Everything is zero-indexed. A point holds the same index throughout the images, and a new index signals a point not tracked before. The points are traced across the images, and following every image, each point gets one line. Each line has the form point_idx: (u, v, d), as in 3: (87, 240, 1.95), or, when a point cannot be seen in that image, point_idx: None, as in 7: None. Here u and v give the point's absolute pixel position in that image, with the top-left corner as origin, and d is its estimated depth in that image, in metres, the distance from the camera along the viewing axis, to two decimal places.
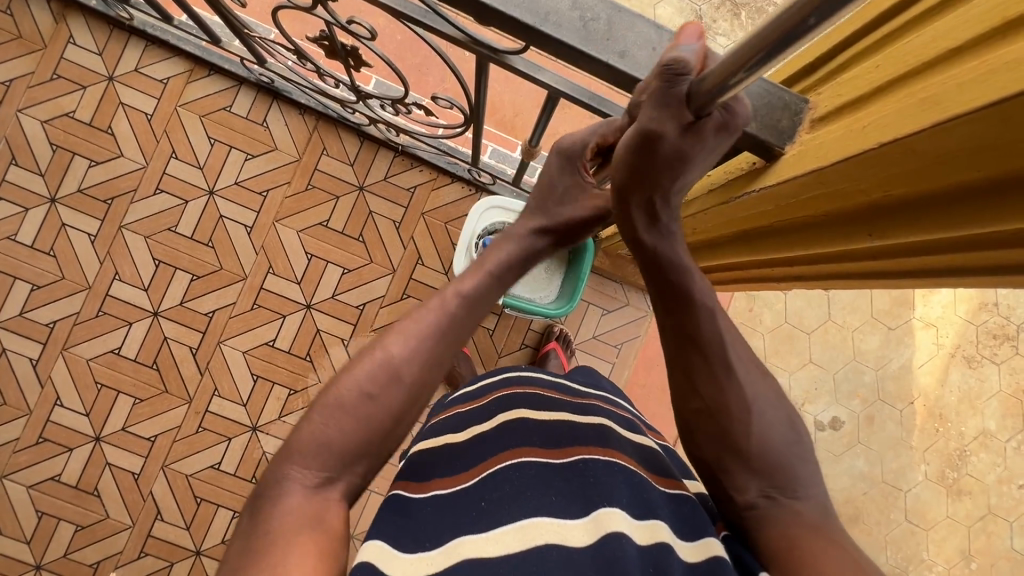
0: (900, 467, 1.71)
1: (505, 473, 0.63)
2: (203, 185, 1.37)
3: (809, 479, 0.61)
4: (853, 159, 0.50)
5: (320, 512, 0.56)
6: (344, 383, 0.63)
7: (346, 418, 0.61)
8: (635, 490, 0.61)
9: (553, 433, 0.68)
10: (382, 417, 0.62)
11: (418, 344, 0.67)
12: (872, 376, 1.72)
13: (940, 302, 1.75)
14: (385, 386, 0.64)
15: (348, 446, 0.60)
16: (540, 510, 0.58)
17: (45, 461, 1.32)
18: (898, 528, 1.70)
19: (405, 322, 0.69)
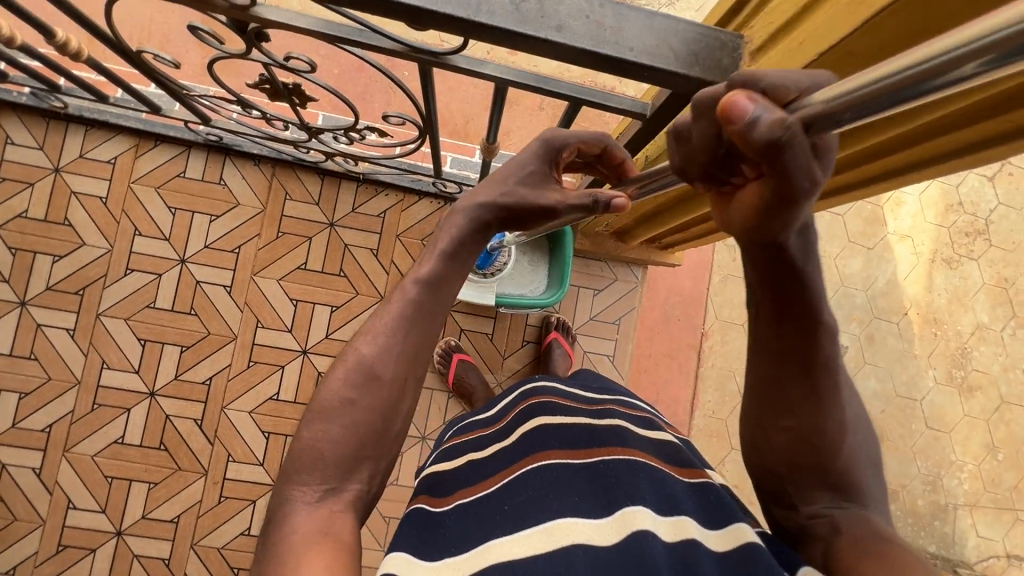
0: (910, 377, 1.75)
1: (527, 478, 0.64)
2: (174, 255, 1.36)
3: None
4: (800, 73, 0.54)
5: (333, 524, 0.53)
6: (326, 390, 0.58)
7: (336, 428, 0.56)
8: (655, 486, 0.62)
9: (574, 434, 0.69)
10: (372, 409, 0.58)
11: (393, 333, 0.60)
12: (863, 297, 1.76)
13: (909, 213, 1.81)
14: (365, 389, 0.58)
15: (345, 452, 0.56)
16: (565, 509, 0.59)
17: (70, 568, 1.27)
18: (922, 436, 1.74)
19: (382, 309, 0.62)
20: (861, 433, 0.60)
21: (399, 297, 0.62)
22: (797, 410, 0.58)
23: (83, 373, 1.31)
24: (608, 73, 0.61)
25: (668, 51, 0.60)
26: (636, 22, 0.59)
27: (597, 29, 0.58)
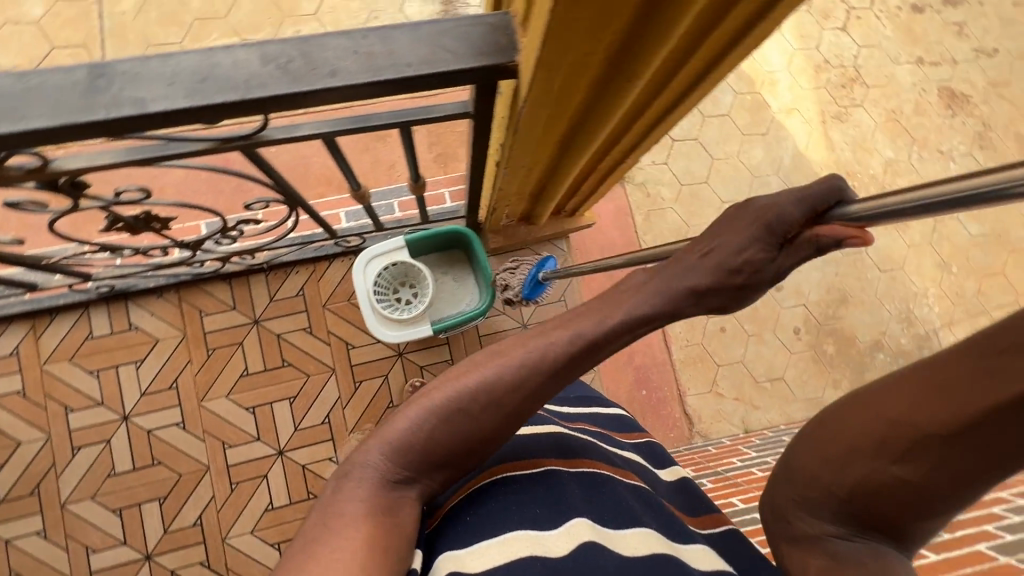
0: None
1: (495, 489, 0.68)
2: (115, 415, 1.32)
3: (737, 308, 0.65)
4: (550, 40, 0.54)
5: (394, 505, 0.62)
6: (446, 391, 0.65)
7: (436, 428, 0.64)
8: (614, 500, 0.71)
9: (552, 448, 0.74)
10: (465, 437, 0.64)
11: (517, 374, 0.65)
12: (777, 179, 1.82)
13: (786, 88, 1.88)
14: (483, 410, 0.64)
15: (436, 454, 0.64)
16: (523, 521, 0.65)
17: None
18: (880, 282, 1.81)
19: (579, 317, 0.68)
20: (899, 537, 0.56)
21: (562, 334, 0.67)
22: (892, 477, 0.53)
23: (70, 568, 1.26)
24: (403, 93, 0.62)
25: (445, 53, 0.60)
26: (403, 39, 0.59)
27: (370, 60, 0.58)
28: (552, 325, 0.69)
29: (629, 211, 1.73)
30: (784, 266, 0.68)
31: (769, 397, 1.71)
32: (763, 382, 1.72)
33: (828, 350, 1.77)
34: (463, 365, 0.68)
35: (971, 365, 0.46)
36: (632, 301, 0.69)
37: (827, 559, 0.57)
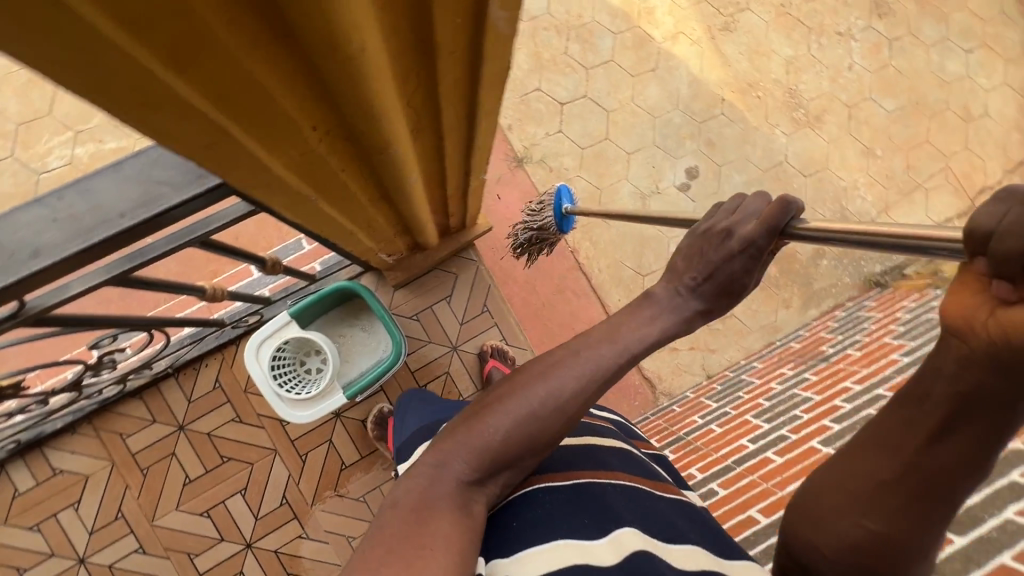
0: (765, 148, 1.76)
1: (533, 494, 0.57)
2: (70, 561, 1.28)
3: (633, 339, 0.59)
4: (246, 172, 0.45)
5: (460, 504, 0.51)
6: (519, 391, 0.55)
7: (508, 426, 0.53)
8: (659, 516, 0.61)
9: (590, 455, 0.65)
10: (534, 443, 0.54)
11: (577, 387, 0.55)
12: (679, 113, 1.73)
13: (665, 13, 1.76)
14: (550, 412, 0.54)
15: (508, 451, 0.53)
16: (571, 529, 0.54)
17: None
18: (806, 188, 1.76)
19: (561, 360, 0.56)
20: None
21: (609, 346, 0.57)
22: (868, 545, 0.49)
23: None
24: (136, 243, 0.53)
25: (164, 185, 0.53)
26: (109, 185, 0.51)
27: (76, 223, 0.50)
28: (555, 357, 0.57)
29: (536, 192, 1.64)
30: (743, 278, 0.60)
31: (724, 337, 1.69)
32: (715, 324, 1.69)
33: (772, 272, 1.73)
34: (543, 356, 0.58)
35: (916, 383, 0.46)
36: (607, 344, 0.57)
37: None
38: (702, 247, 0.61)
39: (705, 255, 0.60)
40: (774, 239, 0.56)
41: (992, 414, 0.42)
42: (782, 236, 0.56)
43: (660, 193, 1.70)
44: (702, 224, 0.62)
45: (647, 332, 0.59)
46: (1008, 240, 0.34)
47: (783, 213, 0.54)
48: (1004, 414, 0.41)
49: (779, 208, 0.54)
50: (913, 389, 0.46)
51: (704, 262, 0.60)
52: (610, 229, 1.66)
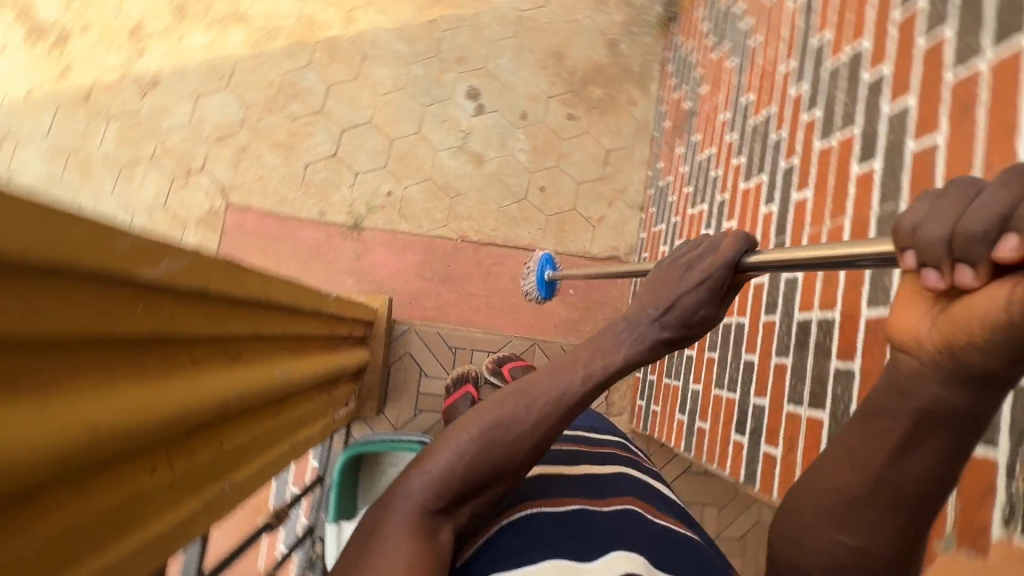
0: (497, 23, 1.77)
1: (523, 519, 0.57)
2: None
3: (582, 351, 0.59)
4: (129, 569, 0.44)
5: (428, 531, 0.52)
6: (484, 414, 0.56)
7: (475, 451, 0.55)
8: (647, 534, 0.60)
9: (588, 484, 0.65)
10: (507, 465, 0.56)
11: (535, 417, 0.56)
12: (417, 67, 1.73)
13: (327, 15, 1.74)
14: (513, 438, 0.55)
15: (477, 470, 0.55)
16: (561, 552, 0.53)
17: None
18: (553, 15, 1.79)
19: (534, 381, 0.58)
20: None
21: (571, 373, 0.58)
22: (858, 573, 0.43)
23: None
24: None
25: None
26: None
27: None
28: (534, 380, 0.58)
29: (392, 231, 1.62)
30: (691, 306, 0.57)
31: (622, 172, 1.72)
32: (606, 169, 1.72)
33: (600, 93, 1.75)
34: (512, 385, 0.59)
35: (888, 382, 0.40)
36: (569, 368, 0.58)
37: None
38: (664, 283, 0.58)
39: (665, 287, 0.58)
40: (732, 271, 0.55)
41: (956, 426, 0.37)
42: (738, 270, 0.55)
43: (470, 132, 1.69)
44: (665, 262, 0.60)
45: (609, 365, 0.58)
46: (940, 225, 0.33)
47: (738, 244, 0.55)
48: (982, 424, 0.37)
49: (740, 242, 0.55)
50: (888, 390, 0.40)
51: (665, 298, 0.57)
52: (468, 194, 1.66)
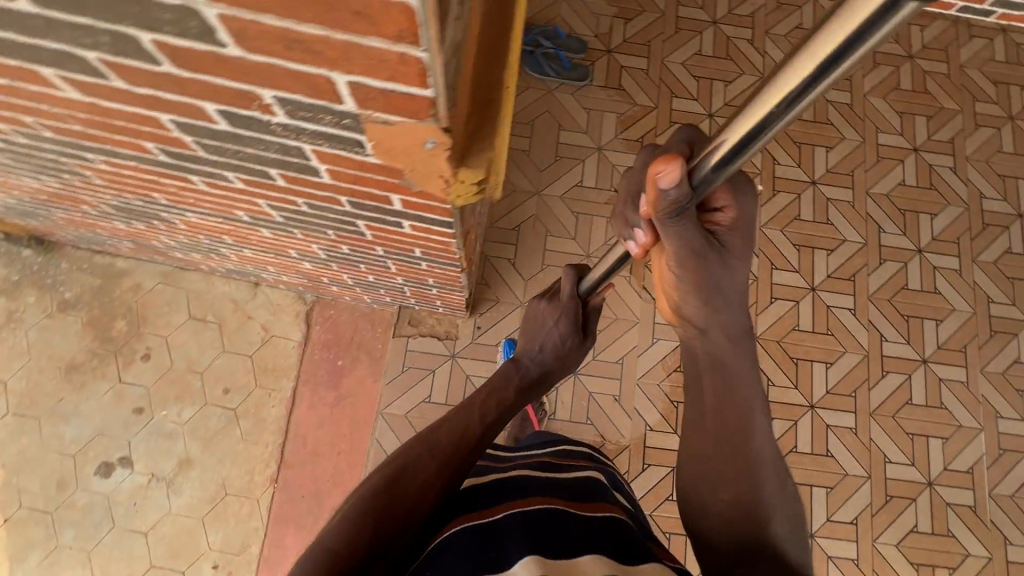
0: (19, 439, 1.54)
1: (455, 535, 0.70)
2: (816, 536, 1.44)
3: (446, 426, 0.92)
4: None
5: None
6: (384, 470, 0.82)
7: (372, 499, 0.77)
8: (561, 522, 0.71)
9: (531, 488, 0.79)
10: (405, 515, 0.76)
11: (428, 461, 0.84)
12: (63, 535, 1.49)
13: None
14: (403, 478, 0.80)
15: (375, 512, 0.75)
16: (478, 560, 0.64)
17: (842, 264, 1.63)
18: (18, 373, 1.58)
19: (424, 439, 0.89)
20: (777, 489, 0.75)
21: (452, 422, 0.94)
22: (728, 451, 0.76)
23: (869, 408, 1.52)
24: None
25: None
26: None
27: None
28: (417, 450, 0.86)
29: (258, 560, 1.48)
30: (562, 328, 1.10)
31: (216, 304, 1.64)
32: (213, 320, 1.63)
33: (121, 323, 1.61)
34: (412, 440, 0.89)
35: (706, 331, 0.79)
36: (444, 429, 0.92)
37: (728, 498, 0.74)
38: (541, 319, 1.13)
39: (535, 328, 1.14)
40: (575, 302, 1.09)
41: (724, 353, 0.79)
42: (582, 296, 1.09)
43: (152, 471, 1.53)
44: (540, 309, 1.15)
45: (493, 404, 1.00)
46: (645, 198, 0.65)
47: (573, 282, 1.10)
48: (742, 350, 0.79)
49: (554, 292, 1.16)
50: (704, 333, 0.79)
51: (539, 335, 1.12)
52: (225, 473, 1.53)
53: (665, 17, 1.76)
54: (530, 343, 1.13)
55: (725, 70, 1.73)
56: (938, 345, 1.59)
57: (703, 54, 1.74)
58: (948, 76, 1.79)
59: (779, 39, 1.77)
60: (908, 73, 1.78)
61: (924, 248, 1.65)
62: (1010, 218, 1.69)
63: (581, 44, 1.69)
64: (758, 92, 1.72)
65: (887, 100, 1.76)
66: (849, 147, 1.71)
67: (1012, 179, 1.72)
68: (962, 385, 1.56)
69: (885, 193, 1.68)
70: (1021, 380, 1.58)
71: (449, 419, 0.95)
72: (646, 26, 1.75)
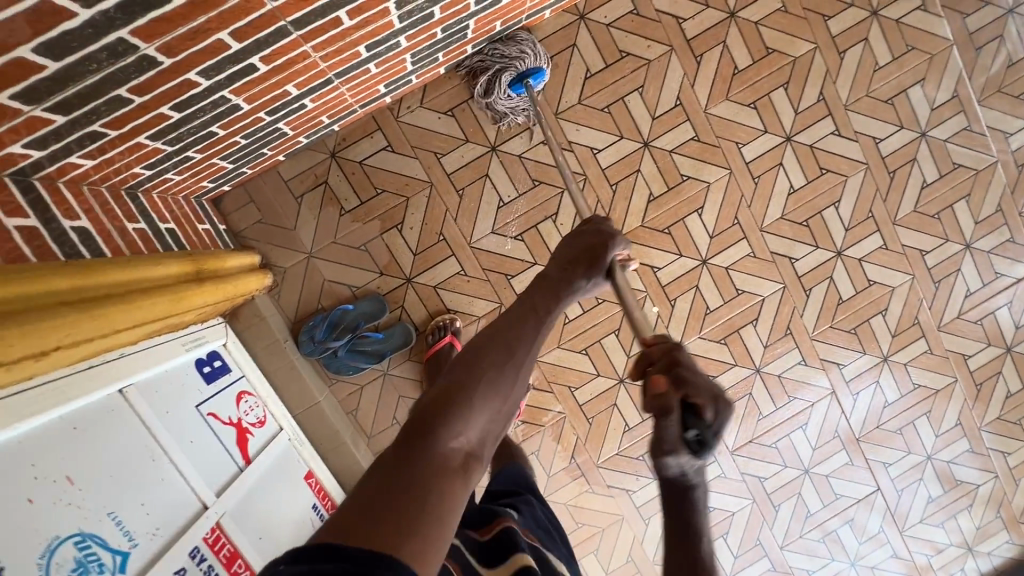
0: None
1: None
2: (860, 560, 1.58)
3: (556, 306, 0.65)
4: None
5: (439, 454, 0.45)
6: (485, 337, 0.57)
7: (462, 382, 0.51)
8: None
9: None
10: (504, 410, 0.53)
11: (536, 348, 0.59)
12: None
13: None
14: (511, 370, 0.55)
15: (465, 394, 0.50)
16: None
17: (773, 323, 1.45)
18: None
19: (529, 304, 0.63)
20: None
21: (554, 299, 0.66)
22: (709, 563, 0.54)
23: (853, 435, 1.53)
24: None
25: None
26: None
27: None
28: (537, 307, 0.63)
29: None
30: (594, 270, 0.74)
31: None
32: None
33: None
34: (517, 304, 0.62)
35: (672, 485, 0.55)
36: (552, 303, 0.64)
37: None
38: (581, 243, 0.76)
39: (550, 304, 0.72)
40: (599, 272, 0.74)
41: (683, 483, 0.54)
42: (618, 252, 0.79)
43: None
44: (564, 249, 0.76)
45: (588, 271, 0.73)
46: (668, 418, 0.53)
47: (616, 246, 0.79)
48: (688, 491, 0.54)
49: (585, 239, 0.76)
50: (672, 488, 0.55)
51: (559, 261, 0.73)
52: None
53: (435, 186, 1.30)
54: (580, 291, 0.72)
55: (543, 203, 1.33)
56: (892, 335, 1.50)
57: (506, 201, 1.32)
58: (784, 7, 1.34)
59: (575, 111, 1.32)
60: (738, 41, 1.34)
61: (842, 246, 1.44)
62: (914, 145, 1.42)
63: (370, 306, 1.29)
64: (592, 200, 1.35)
65: (732, 97, 1.36)
66: (719, 190, 1.38)
67: (901, 93, 1.40)
68: (927, 354, 1.52)
69: (779, 216, 1.41)
70: (975, 310, 1.51)
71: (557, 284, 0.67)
72: (423, 214, 1.31)
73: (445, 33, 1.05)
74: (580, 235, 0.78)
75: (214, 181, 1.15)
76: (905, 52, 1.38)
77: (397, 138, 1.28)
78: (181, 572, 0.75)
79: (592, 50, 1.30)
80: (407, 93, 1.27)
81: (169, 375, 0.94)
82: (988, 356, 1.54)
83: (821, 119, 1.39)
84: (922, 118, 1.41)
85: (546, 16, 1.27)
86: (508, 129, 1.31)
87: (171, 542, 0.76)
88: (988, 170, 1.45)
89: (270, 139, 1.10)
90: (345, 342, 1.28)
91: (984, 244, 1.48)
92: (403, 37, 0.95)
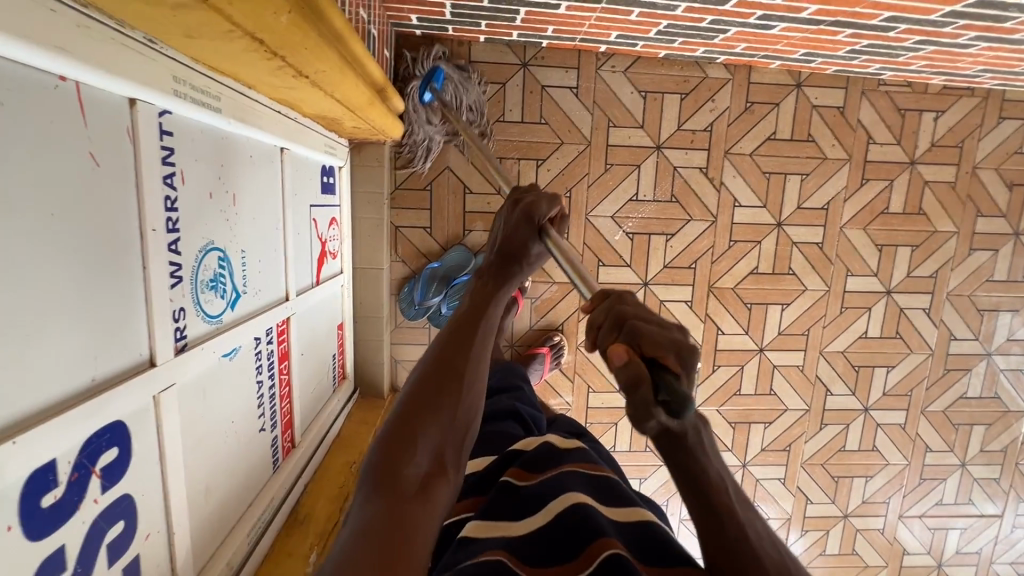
0: None
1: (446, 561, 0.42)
2: None
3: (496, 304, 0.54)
4: None
5: (394, 490, 0.40)
6: (425, 362, 0.49)
7: (403, 418, 0.44)
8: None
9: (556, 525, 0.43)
10: (459, 418, 0.46)
11: (484, 353, 0.50)
12: None
13: None
14: (456, 384, 0.47)
15: (406, 433, 0.43)
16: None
17: (781, 435, 1.52)
18: None
19: (469, 318, 0.52)
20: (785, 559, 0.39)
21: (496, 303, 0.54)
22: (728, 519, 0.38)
23: None
24: None
25: None
26: None
27: None
28: (479, 305, 0.53)
29: None
30: (533, 253, 0.58)
31: None
32: None
33: None
34: (461, 318, 0.52)
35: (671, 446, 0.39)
36: (495, 307, 0.53)
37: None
38: (502, 235, 0.58)
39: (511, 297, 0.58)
40: (541, 243, 0.58)
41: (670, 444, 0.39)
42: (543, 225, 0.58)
43: None
44: (496, 234, 0.60)
45: (527, 268, 0.58)
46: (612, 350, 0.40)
47: (533, 218, 0.58)
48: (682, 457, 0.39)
49: (518, 215, 0.59)
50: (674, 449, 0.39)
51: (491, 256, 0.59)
52: None
53: (590, 148, 1.31)
54: (522, 275, 0.58)
55: (667, 219, 1.36)
56: (862, 499, 1.59)
57: (640, 198, 1.34)
58: (954, 184, 1.41)
59: (743, 159, 1.35)
60: (903, 187, 1.40)
61: (872, 405, 1.53)
62: (976, 359, 1.52)
63: (466, 256, 1.30)
64: (707, 243, 1.38)
65: (868, 230, 1.42)
66: (810, 300, 1.44)
67: (994, 312, 1.49)
68: (877, 532, 1.62)
69: (841, 349, 1.48)
70: (935, 518, 1.62)
71: (498, 290, 0.55)
72: (566, 164, 1.31)
73: (707, 24, 1.07)
74: (509, 220, 0.58)
75: (420, 19, 1.13)
76: (1018, 281, 1.48)
77: (586, 86, 1.28)
78: (259, 339, 0.73)
79: (788, 118, 1.34)
80: (620, 54, 1.27)
81: (306, 161, 0.90)
82: (921, 561, 1.65)
83: (923, 293, 1.47)
84: (996, 341, 1.51)
85: (772, 66, 1.30)
86: (680, 138, 1.32)
87: (261, 310, 0.73)
88: (1014, 413, 1.57)
89: (497, 16, 1.09)
90: (446, 298, 1.29)
91: (974, 469, 1.60)
92: (686, 4, 0.99)
